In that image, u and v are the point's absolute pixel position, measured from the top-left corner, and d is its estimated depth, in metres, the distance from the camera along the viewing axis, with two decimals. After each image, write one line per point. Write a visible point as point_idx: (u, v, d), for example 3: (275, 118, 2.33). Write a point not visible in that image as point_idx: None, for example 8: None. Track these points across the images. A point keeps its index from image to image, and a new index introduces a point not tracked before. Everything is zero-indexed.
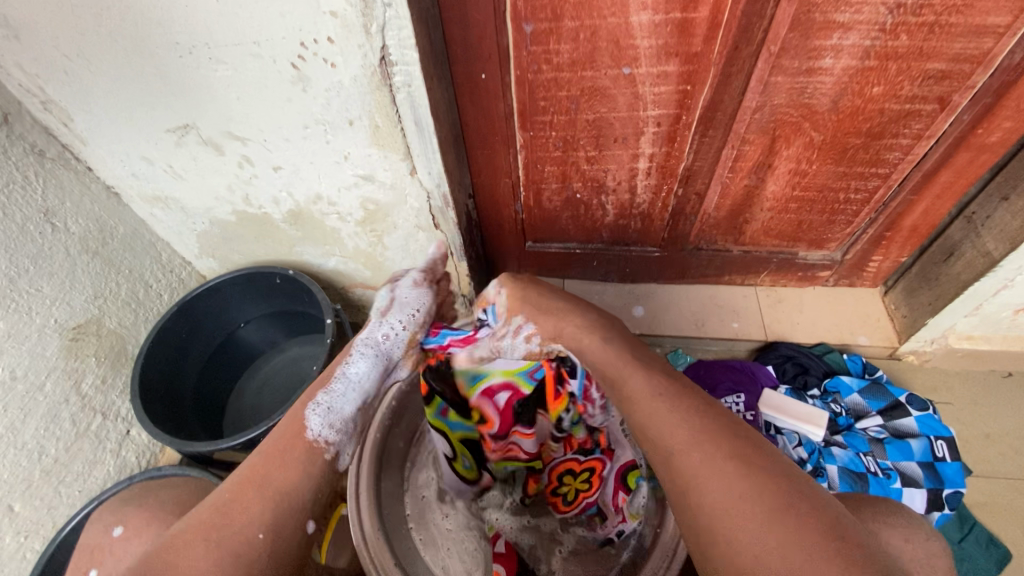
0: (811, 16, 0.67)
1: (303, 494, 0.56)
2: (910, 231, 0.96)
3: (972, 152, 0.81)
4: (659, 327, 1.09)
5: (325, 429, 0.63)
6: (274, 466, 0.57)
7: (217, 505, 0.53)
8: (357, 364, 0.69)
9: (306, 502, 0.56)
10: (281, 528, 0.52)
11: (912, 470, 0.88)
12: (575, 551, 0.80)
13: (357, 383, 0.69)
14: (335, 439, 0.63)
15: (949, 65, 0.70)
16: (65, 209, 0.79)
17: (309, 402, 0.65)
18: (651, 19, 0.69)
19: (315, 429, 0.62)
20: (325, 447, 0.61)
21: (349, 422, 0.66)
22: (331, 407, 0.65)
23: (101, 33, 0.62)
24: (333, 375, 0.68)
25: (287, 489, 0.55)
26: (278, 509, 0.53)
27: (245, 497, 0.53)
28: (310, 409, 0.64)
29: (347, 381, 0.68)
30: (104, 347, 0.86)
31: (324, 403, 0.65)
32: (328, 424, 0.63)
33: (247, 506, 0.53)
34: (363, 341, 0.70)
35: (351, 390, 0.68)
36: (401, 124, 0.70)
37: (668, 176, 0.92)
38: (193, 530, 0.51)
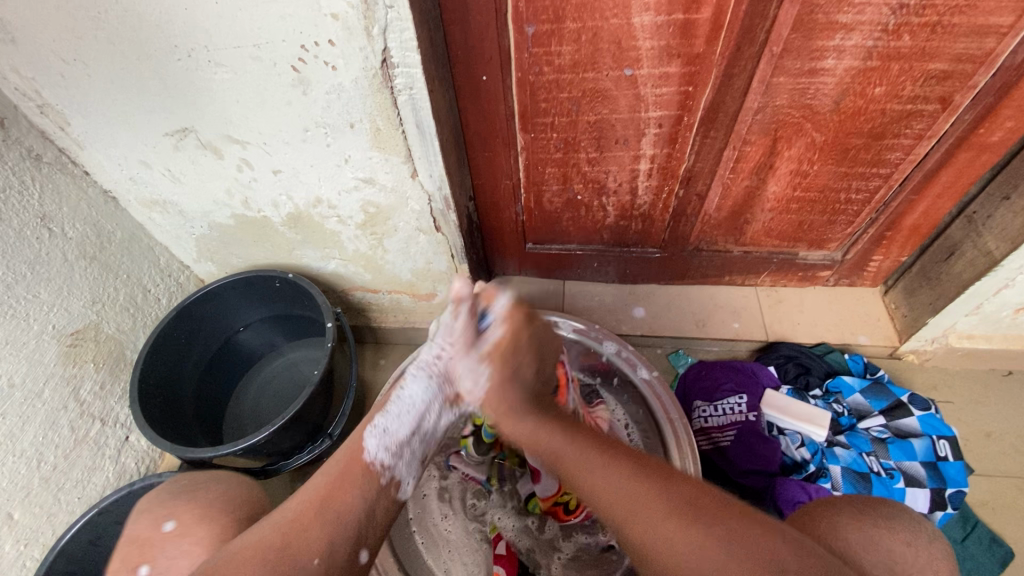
0: (813, 17, 0.67)
1: (360, 521, 0.53)
2: (910, 231, 0.96)
3: (974, 151, 0.81)
4: (660, 329, 1.09)
5: (381, 453, 0.58)
6: (338, 489, 0.54)
7: (279, 527, 0.50)
8: (409, 385, 0.64)
9: (360, 531, 0.52)
10: (335, 554, 0.49)
11: (915, 470, 0.87)
12: (576, 558, 0.81)
13: (413, 406, 0.63)
14: (392, 464, 0.58)
15: (951, 65, 0.70)
16: (63, 214, 0.78)
17: (366, 424, 0.60)
18: (654, 20, 0.68)
19: (371, 451, 0.57)
20: (381, 472, 0.56)
21: (407, 447, 0.61)
22: (387, 429, 0.60)
23: (99, 37, 0.61)
24: (390, 397, 0.64)
25: (346, 513, 0.52)
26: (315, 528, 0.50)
27: (308, 523, 0.50)
28: (368, 430, 0.59)
29: (402, 405, 0.63)
30: (102, 353, 0.85)
31: (380, 425, 0.60)
32: (384, 447, 0.58)
33: (309, 532, 0.50)
34: (420, 365, 0.66)
35: (406, 413, 0.62)
36: (402, 127, 0.70)
37: (669, 177, 0.92)
38: (252, 547, 0.48)
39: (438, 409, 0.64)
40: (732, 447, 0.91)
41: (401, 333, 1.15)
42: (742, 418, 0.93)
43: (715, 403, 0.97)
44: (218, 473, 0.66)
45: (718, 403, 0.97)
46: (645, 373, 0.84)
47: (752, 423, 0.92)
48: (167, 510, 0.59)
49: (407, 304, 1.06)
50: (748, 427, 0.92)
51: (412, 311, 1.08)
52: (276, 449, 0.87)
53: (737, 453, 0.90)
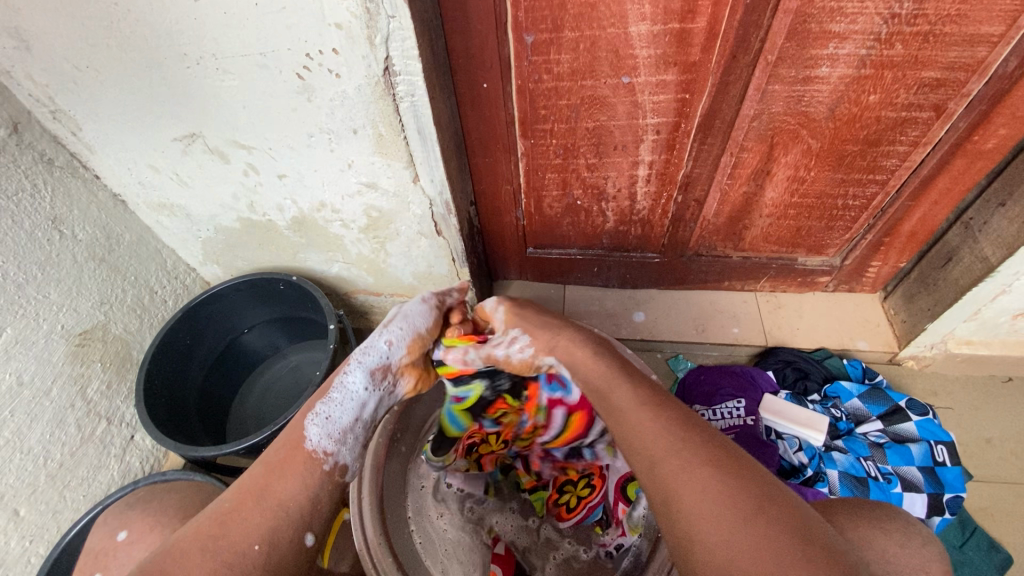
0: (807, 26, 0.68)
1: (304, 506, 0.54)
2: (908, 237, 0.97)
3: (969, 158, 0.82)
4: (660, 333, 1.10)
5: (323, 441, 0.59)
6: (277, 476, 0.54)
7: (215, 516, 0.51)
8: (351, 373, 0.65)
9: (305, 513, 0.53)
10: (278, 541, 0.51)
11: (913, 475, 0.87)
12: (572, 561, 0.81)
13: (355, 395, 0.64)
14: (335, 449, 0.59)
15: (944, 73, 0.71)
16: (73, 216, 0.80)
17: (307, 412, 0.61)
18: (650, 29, 0.70)
19: (314, 439, 0.58)
20: (324, 458, 0.57)
21: (349, 432, 0.62)
22: (330, 417, 0.61)
23: (111, 44, 0.63)
24: (331, 385, 0.64)
25: (288, 499, 0.53)
26: (278, 521, 0.51)
27: (247, 510, 0.51)
28: (309, 417, 0.60)
29: (345, 392, 0.64)
30: (109, 353, 0.87)
31: (322, 413, 0.61)
32: (327, 435, 0.60)
33: (248, 519, 0.51)
34: (360, 353, 0.67)
35: (348, 400, 0.64)
36: (404, 132, 0.71)
37: (667, 183, 0.93)
38: (191, 542, 0.49)
39: (377, 396, 0.67)
40: None
41: None
42: (741, 422, 0.94)
43: (714, 407, 0.97)
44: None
45: (717, 407, 0.97)
46: None
47: (750, 427, 0.92)
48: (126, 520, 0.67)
49: None
50: (746, 431, 0.92)
51: None
52: None
53: None
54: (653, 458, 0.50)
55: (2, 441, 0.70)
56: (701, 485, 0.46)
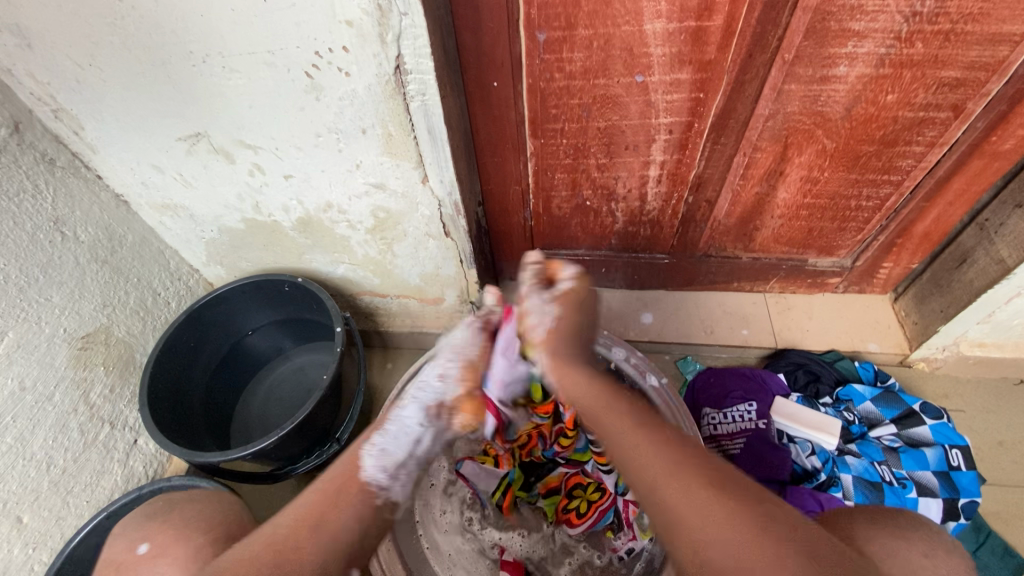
0: (826, 24, 0.67)
1: (355, 535, 0.54)
2: (921, 238, 0.96)
3: (986, 159, 0.81)
4: (668, 335, 1.09)
5: (378, 474, 0.59)
6: (332, 506, 0.54)
7: (271, 545, 0.50)
8: (407, 410, 0.65)
9: (356, 547, 0.54)
10: (330, 569, 0.51)
11: (928, 479, 0.86)
12: (585, 567, 0.81)
13: (410, 429, 0.64)
14: (388, 483, 0.59)
15: (963, 73, 0.70)
16: (75, 218, 0.79)
17: (362, 444, 0.61)
18: (666, 27, 0.68)
19: (368, 471, 0.59)
20: (378, 493, 0.58)
21: (404, 463, 0.62)
22: (384, 449, 0.61)
23: (115, 42, 0.62)
24: (386, 417, 0.65)
25: (343, 530, 0.53)
26: (330, 550, 0.51)
27: (302, 540, 0.50)
28: (366, 449, 0.61)
29: (399, 426, 0.64)
30: (112, 356, 0.86)
31: (376, 445, 0.61)
32: (380, 467, 0.60)
33: (302, 546, 0.50)
34: (416, 390, 0.67)
35: (403, 434, 0.64)
36: (414, 132, 0.70)
37: (678, 184, 0.92)
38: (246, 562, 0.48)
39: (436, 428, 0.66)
40: (742, 455, 0.90)
41: (408, 338, 1.15)
42: (752, 426, 0.93)
43: (725, 411, 0.96)
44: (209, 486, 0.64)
45: (728, 410, 0.96)
46: (654, 380, 0.83)
47: (762, 432, 0.91)
48: None
49: (415, 309, 1.06)
50: (758, 435, 0.91)
51: (420, 316, 1.08)
52: (283, 453, 0.86)
53: (746, 461, 0.89)
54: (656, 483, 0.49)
55: (5, 447, 0.69)
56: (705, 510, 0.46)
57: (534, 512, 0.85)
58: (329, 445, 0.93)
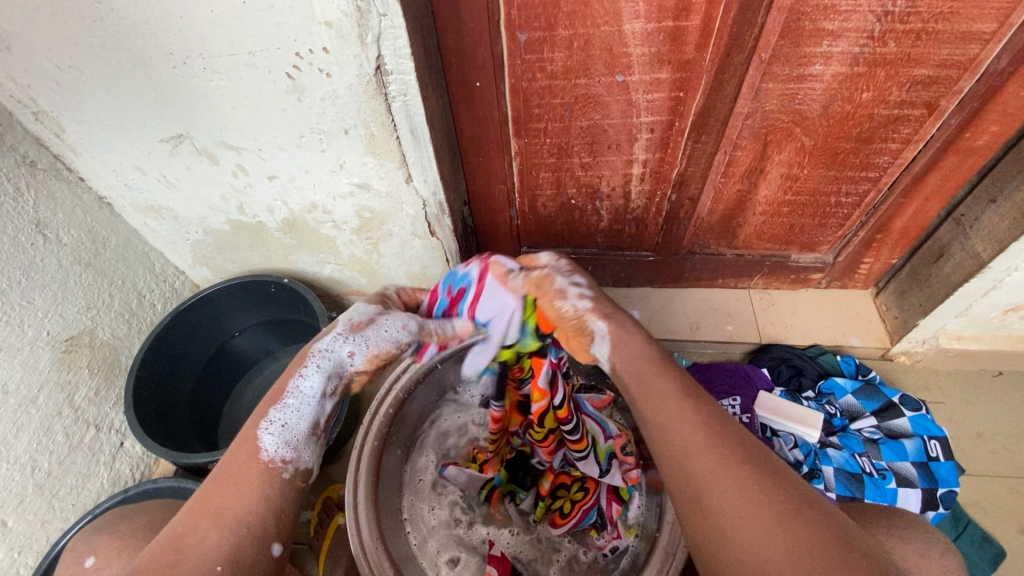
0: (801, 24, 0.68)
1: (266, 515, 0.51)
2: (900, 234, 0.97)
3: (961, 155, 0.82)
4: (654, 331, 1.10)
5: (283, 449, 0.55)
6: (232, 490, 0.51)
7: (166, 539, 0.48)
8: (307, 374, 0.60)
9: (271, 526, 0.51)
10: (240, 557, 0.48)
11: (906, 470, 0.88)
12: (573, 563, 0.81)
13: (311, 398, 0.59)
14: (294, 457, 0.55)
15: (936, 71, 0.72)
16: (58, 220, 0.78)
17: (257, 421, 0.56)
18: (644, 27, 0.69)
19: (268, 449, 0.54)
20: (284, 467, 0.54)
21: (309, 437, 0.57)
22: (285, 424, 0.57)
23: (95, 44, 0.62)
24: (285, 387, 0.59)
25: (245, 510, 0.50)
26: (233, 535, 0.49)
27: (198, 527, 0.48)
28: (262, 426, 0.55)
29: (300, 396, 0.59)
30: (97, 359, 0.86)
31: (276, 420, 0.56)
32: (284, 443, 0.55)
33: (202, 538, 0.48)
34: (314, 353, 0.61)
35: (303, 405, 0.59)
36: (396, 132, 0.70)
37: (662, 182, 0.93)
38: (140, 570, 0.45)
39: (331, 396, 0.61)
40: None
41: None
42: (736, 420, 0.93)
43: None
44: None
45: None
46: None
47: (745, 425, 0.92)
48: (106, 541, 0.63)
49: None
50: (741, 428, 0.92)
51: None
52: None
53: None
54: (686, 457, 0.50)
55: None
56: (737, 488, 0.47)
57: (521, 514, 0.86)
58: None
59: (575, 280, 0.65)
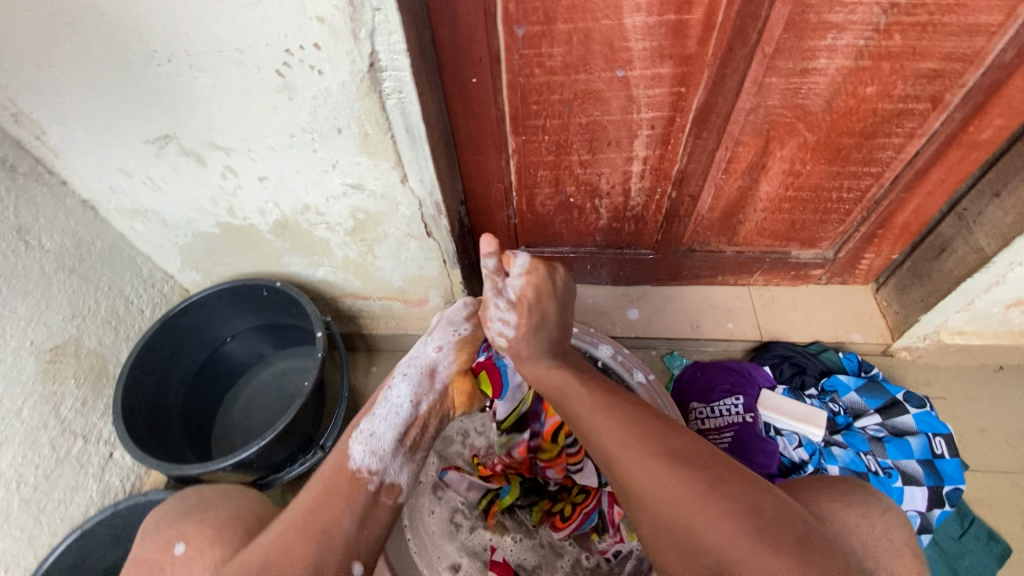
0: (805, 17, 0.66)
1: (349, 532, 0.54)
2: (901, 229, 0.96)
3: (964, 149, 0.81)
4: (654, 330, 1.08)
5: (367, 459, 0.61)
6: (327, 506, 0.55)
7: (265, 545, 0.51)
8: (396, 386, 0.69)
9: (352, 541, 0.54)
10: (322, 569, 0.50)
11: (912, 468, 0.87)
12: (576, 568, 0.80)
13: (400, 407, 0.67)
14: (379, 467, 0.60)
15: (941, 64, 0.70)
16: (39, 226, 0.75)
17: (352, 430, 0.64)
18: (646, 21, 0.68)
19: (357, 458, 0.60)
20: (370, 477, 0.59)
21: (393, 450, 0.64)
22: (372, 434, 0.64)
23: (74, 41, 0.59)
24: (374, 400, 0.68)
25: (333, 527, 0.53)
26: (323, 548, 0.51)
27: (293, 538, 0.51)
28: (353, 437, 0.63)
29: (387, 406, 0.67)
30: (83, 368, 0.83)
31: (367, 431, 0.64)
32: (370, 453, 0.61)
33: (293, 549, 0.50)
34: (407, 362, 0.71)
35: (390, 416, 0.66)
36: (391, 131, 0.68)
37: (662, 178, 0.91)
38: (236, 573, 0.49)
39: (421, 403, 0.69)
40: (730, 450, 0.89)
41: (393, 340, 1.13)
42: (739, 419, 0.92)
43: (712, 404, 0.96)
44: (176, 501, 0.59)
45: (715, 404, 0.96)
46: (641, 376, 0.83)
47: (749, 425, 0.91)
48: None
49: (399, 310, 1.04)
50: (746, 429, 0.91)
51: (404, 318, 1.06)
52: (267, 462, 0.84)
53: (733, 456, 0.88)
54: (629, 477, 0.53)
55: None
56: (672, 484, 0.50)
57: (519, 522, 0.84)
58: (314, 452, 0.91)
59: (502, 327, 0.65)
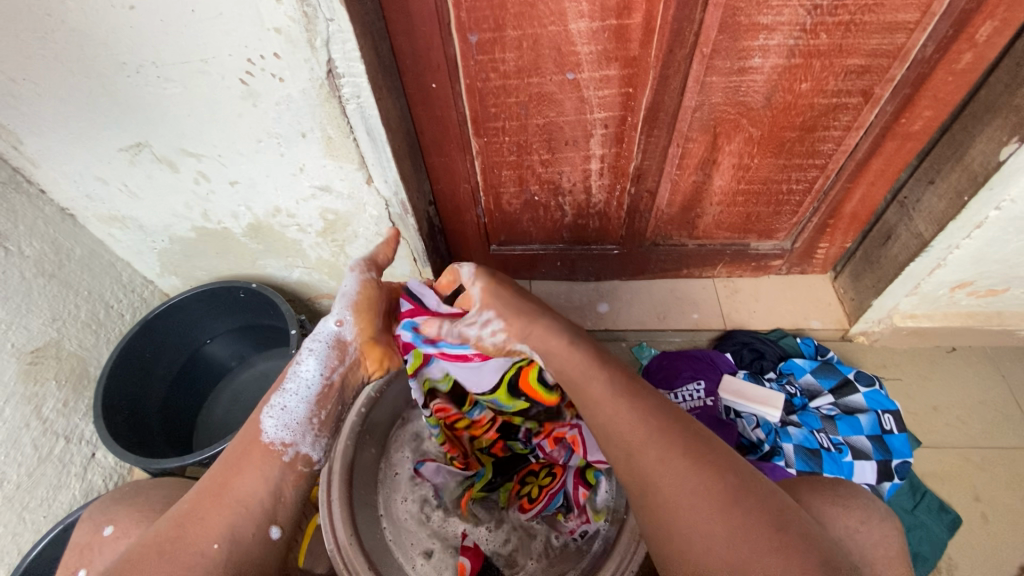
0: (736, 19, 0.71)
1: (265, 499, 0.54)
2: (851, 218, 1.01)
3: (899, 141, 0.87)
4: (623, 322, 1.12)
5: (282, 432, 0.59)
6: (234, 472, 0.55)
7: (175, 518, 0.52)
8: (303, 359, 0.64)
9: (269, 505, 0.54)
10: (239, 535, 0.51)
11: (861, 443, 0.92)
12: (547, 549, 0.84)
13: (310, 380, 0.64)
14: (294, 440, 0.59)
15: (867, 60, 0.75)
16: (18, 232, 0.78)
17: (262, 407, 0.61)
18: (589, 26, 0.72)
19: (270, 433, 0.58)
20: (283, 449, 0.58)
21: (308, 423, 0.61)
22: (285, 408, 0.61)
23: (48, 56, 0.63)
24: (283, 374, 0.64)
25: (247, 492, 0.54)
26: (239, 513, 0.52)
27: (203, 509, 0.52)
28: (265, 412, 0.60)
29: (298, 380, 0.64)
30: (64, 370, 0.86)
31: (277, 406, 0.61)
32: (284, 427, 0.59)
33: (206, 519, 0.52)
34: (310, 340, 0.66)
35: (302, 389, 0.63)
36: (353, 134, 0.72)
37: (620, 175, 0.95)
38: (146, 545, 0.50)
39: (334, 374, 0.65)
40: None
41: None
42: (701, 403, 0.97)
43: (676, 390, 1.00)
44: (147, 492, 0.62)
45: (678, 390, 1.00)
46: None
47: (709, 408, 0.95)
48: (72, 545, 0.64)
49: None
50: (706, 411, 0.95)
51: None
52: None
53: None
54: (629, 452, 0.53)
55: None
56: (675, 477, 0.50)
57: (491, 504, 0.87)
58: None
59: (489, 319, 0.67)
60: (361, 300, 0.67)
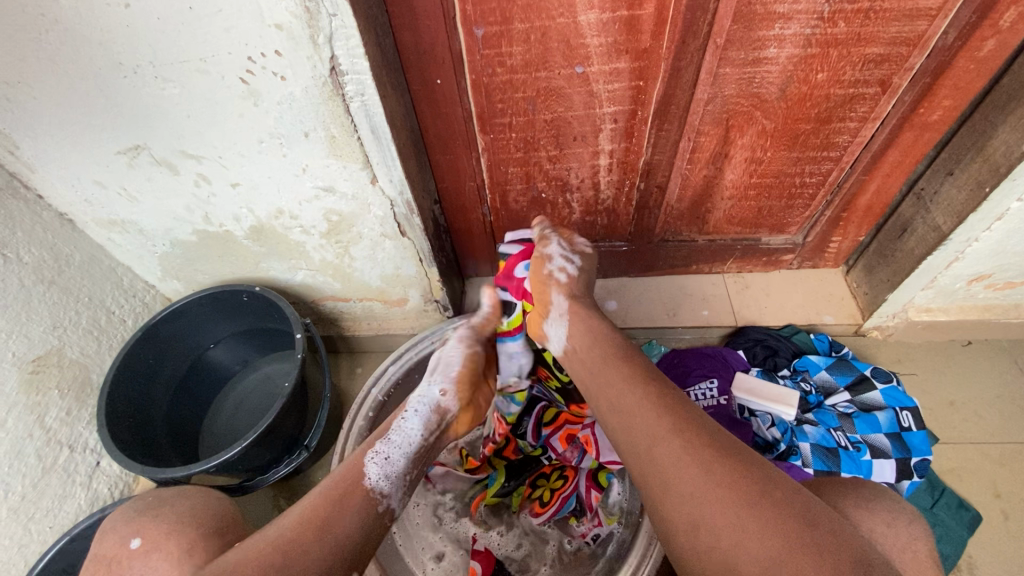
0: (752, 8, 0.69)
1: (358, 542, 0.55)
2: (865, 211, 0.99)
3: (916, 131, 0.84)
4: (632, 320, 1.11)
5: (381, 480, 0.61)
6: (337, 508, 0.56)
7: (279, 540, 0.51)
8: (410, 416, 0.70)
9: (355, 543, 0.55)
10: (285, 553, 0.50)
11: (880, 442, 0.90)
12: (560, 555, 0.82)
13: (411, 438, 0.68)
14: (390, 491, 0.61)
15: (887, 48, 0.73)
16: (17, 239, 0.76)
17: (366, 450, 0.64)
18: (599, 17, 0.70)
19: (371, 476, 0.61)
20: (381, 498, 0.60)
21: (402, 479, 0.64)
22: (387, 457, 0.64)
23: (42, 57, 0.61)
24: (389, 426, 0.68)
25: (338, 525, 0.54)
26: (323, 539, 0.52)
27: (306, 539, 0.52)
28: (370, 455, 0.63)
29: (401, 434, 0.68)
30: (66, 379, 0.84)
31: (381, 453, 0.64)
32: (384, 475, 0.62)
33: (304, 547, 0.51)
34: (416, 399, 0.72)
35: (402, 443, 0.67)
36: (357, 133, 0.70)
37: (629, 171, 0.93)
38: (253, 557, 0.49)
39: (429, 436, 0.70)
40: None
41: (376, 342, 1.15)
42: (714, 402, 0.95)
43: (688, 389, 0.98)
44: (159, 495, 0.58)
45: (691, 389, 0.98)
46: None
47: (723, 407, 0.93)
48: None
49: (380, 311, 1.06)
50: (720, 410, 0.93)
51: (385, 317, 1.08)
52: (251, 464, 0.86)
53: None
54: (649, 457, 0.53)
55: None
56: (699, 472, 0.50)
57: (502, 508, 0.86)
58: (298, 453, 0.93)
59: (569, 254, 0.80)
60: (461, 371, 0.75)
